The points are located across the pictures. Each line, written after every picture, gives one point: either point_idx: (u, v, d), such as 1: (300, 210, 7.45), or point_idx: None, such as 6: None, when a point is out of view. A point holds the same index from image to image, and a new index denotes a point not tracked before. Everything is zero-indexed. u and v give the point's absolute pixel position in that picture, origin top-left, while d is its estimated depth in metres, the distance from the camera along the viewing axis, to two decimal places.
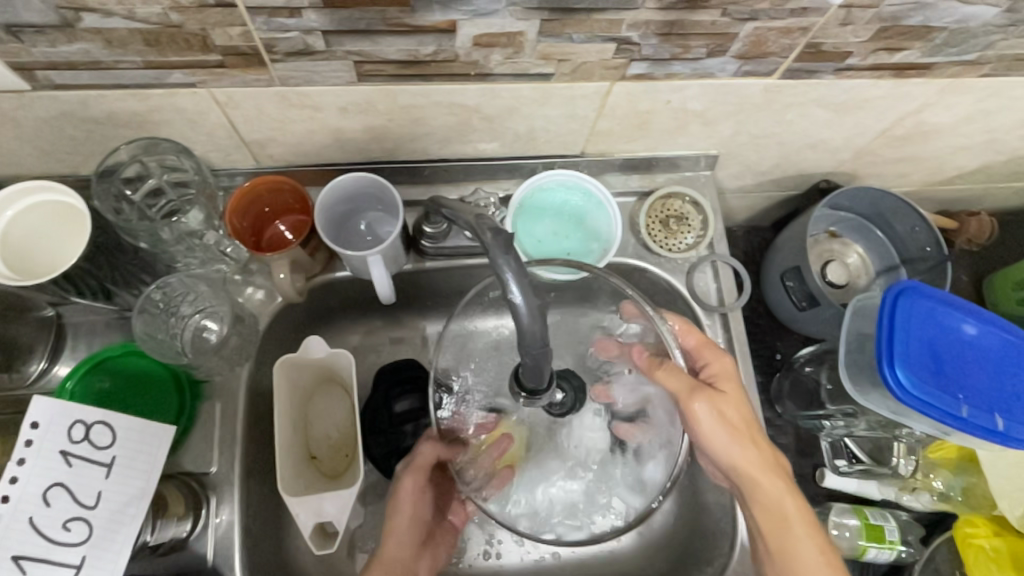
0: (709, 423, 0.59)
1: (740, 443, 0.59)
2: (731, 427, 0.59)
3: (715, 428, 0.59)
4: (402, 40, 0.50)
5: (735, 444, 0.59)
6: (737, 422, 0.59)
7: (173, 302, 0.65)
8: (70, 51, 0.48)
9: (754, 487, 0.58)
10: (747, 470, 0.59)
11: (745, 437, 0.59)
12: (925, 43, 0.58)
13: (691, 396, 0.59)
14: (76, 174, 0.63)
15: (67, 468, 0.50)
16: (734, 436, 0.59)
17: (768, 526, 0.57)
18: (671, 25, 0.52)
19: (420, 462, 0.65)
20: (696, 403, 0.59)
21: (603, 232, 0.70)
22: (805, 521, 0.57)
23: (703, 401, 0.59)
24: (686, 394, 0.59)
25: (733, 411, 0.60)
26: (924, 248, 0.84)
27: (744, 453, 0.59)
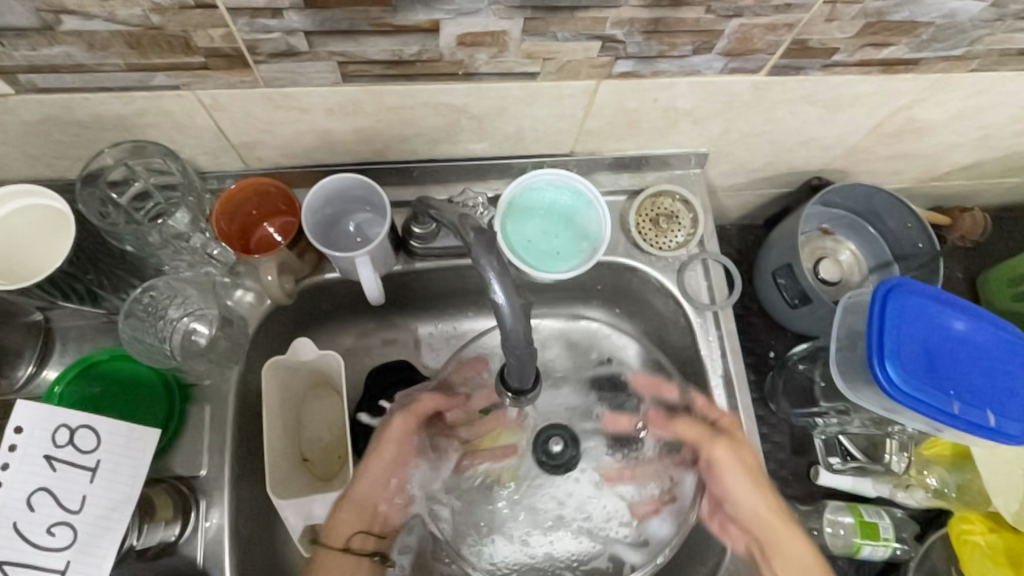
0: (729, 471, 0.64)
1: (756, 487, 0.64)
2: (750, 473, 0.64)
3: (737, 473, 0.64)
4: (386, 41, 0.50)
5: (755, 491, 0.64)
6: (755, 471, 0.64)
7: (160, 306, 0.64)
8: (52, 54, 0.48)
9: (768, 529, 0.63)
10: (765, 517, 0.63)
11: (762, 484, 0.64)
12: (912, 39, 0.58)
13: (715, 441, 0.65)
14: (63, 178, 0.63)
15: (51, 473, 0.50)
16: (755, 483, 0.64)
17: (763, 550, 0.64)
18: (655, 23, 0.52)
19: (416, 407, 0.66)
20: (720, 445, 0.64)
21: (593, 231, 0.69)
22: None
23: (727, 448, 0.64)
24: (707, 438, 0.65)
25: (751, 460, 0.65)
26: (916, 244, 0.84)
27: (761, 496, 0.64)
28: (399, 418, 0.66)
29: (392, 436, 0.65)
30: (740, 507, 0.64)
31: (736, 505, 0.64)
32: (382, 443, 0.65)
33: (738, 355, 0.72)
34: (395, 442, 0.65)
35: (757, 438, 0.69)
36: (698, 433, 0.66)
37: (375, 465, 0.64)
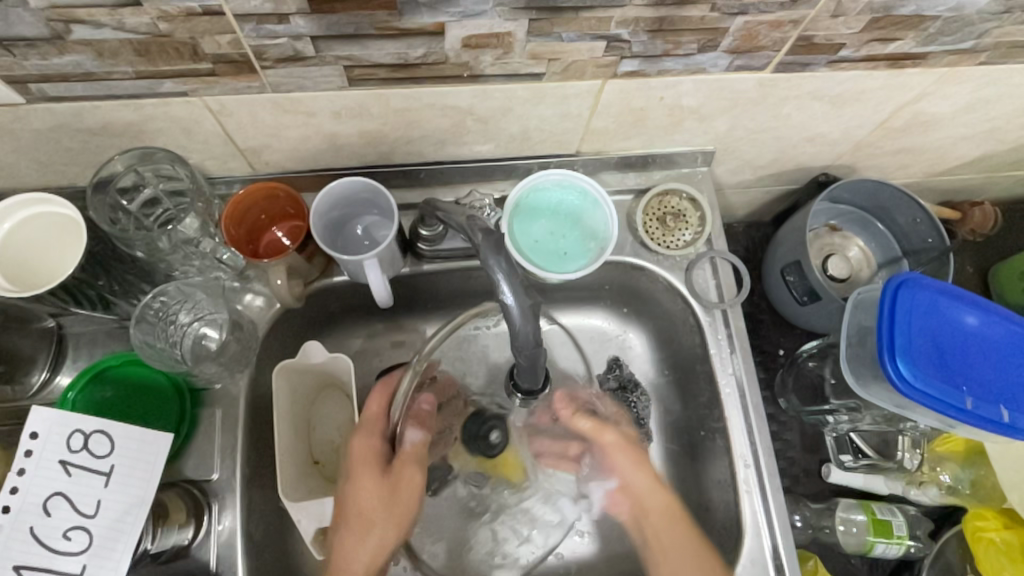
0: (617, 455, 0.64)
1: (639, 471, 0.63)
2: (630, 450, 0.64)
3: (625, 454, 0.64)
4: (391, 44, 0.51)
5: (637, 469, 0.63)
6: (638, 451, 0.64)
7: (171, 311, 0.65)
8: (61, 63, 0.48)
9: (643, 511, 0.62)
10: (644, 498, 0.62)
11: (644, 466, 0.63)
12: (918, 33, 0.57)
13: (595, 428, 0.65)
14: (73, 185, 0.64)
15: (67, 477, 0.50)
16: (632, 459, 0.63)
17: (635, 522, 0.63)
18: (660, 21, 0.52)
19: (415, 452, 0.62)
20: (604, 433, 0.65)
21: (600, 230, 0.69)
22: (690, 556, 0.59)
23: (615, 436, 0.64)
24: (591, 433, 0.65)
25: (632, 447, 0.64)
26: (926, 240, 0.83)
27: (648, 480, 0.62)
28: (410, 476, 0.60)
29: (403, 495, 0.60)
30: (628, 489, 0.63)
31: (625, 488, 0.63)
32: (388, 508, 0.60)
33: (746, 354, 0.72)
34: (408, 503, 0.60)
35: (768, 436, 0.69)
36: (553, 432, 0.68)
37: (385, 533, 0.59)
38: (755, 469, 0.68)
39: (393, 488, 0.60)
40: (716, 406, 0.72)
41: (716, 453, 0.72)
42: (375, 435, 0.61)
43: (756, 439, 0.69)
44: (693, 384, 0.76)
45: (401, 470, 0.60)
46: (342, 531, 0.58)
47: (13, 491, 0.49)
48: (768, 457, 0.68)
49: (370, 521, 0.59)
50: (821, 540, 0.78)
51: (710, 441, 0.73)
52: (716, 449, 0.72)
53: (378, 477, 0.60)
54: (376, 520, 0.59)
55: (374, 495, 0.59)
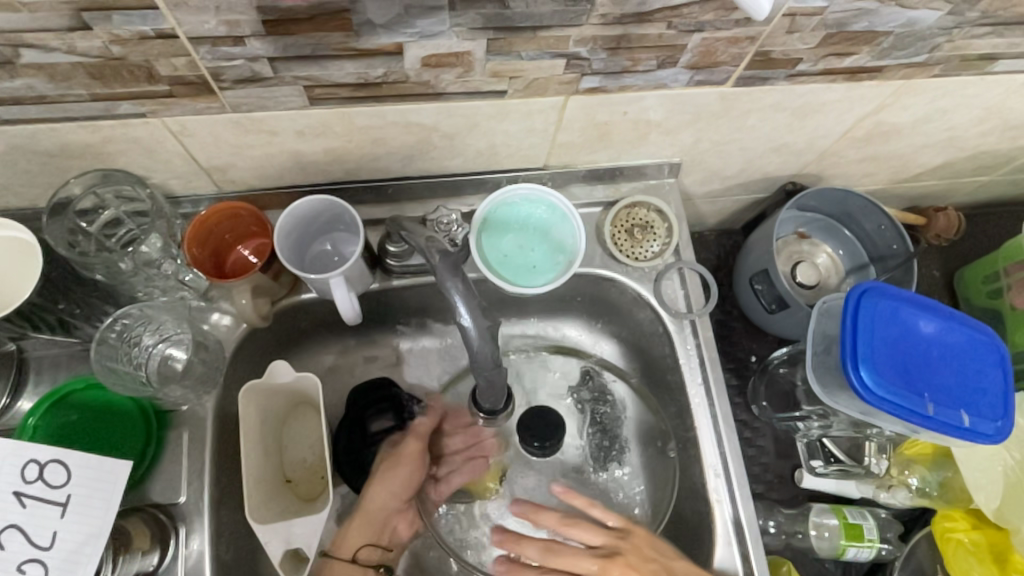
0: None
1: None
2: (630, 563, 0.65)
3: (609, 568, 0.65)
4: (351, 64, 0.50)
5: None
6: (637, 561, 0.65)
7: (134, 334, 0.64)
8: (13, 86, 0.48)
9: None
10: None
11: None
12: (873, 48, 0.58)
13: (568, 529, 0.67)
14: (33, 207, 0.63)
15: (21, 509, 0.49)
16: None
17: None
18: (618, 39, 0.53)
19: (421, 427, 0.74)
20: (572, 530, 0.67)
21: (568, 244, 0.70)
22: None
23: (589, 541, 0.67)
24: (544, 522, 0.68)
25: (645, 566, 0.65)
26: (891, 246, 0.85)
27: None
28: (408, 443, 0.72)
29: (399, 450, 0.72)
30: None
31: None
32: (389, 465, 0.71)
33: (716, 363, 0.72)
34: (405, 461, 0.71)
35: (737, 445, 0.70)
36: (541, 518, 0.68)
37: (383, 487, 0.70)
38: (726, 478, 0.69)
39: (397, 452, 0.72)
40: (687, 416, 0.72)
41: (688, 462, 0.72)
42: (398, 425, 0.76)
43: (725, 448, 0.70)
44: (666, 395, 0.76)
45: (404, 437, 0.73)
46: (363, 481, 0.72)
47: None
48: (738, 467, 0.69)
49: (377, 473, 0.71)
50: (794, 545, 0.79)
51: (682, 450, 0.73)
52: (688, 459, 0.73)
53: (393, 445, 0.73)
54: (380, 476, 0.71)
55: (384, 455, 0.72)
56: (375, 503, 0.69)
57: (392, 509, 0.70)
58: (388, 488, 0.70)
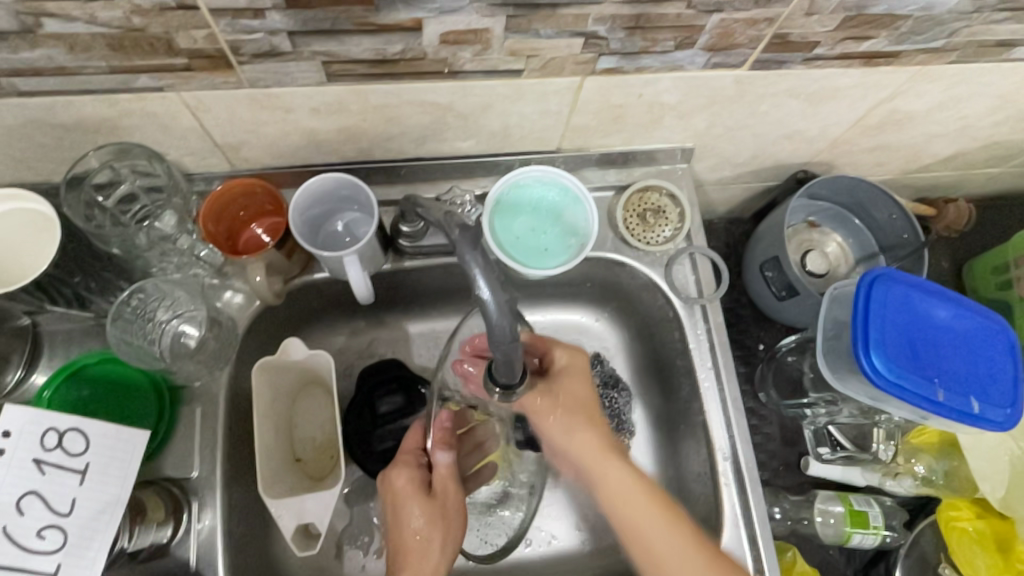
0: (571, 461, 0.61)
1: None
2: (664, 516, 0.56)
3: (645, 514, 0.56)
4: (369, 39, 0.50)
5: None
6: (675, 514, 0.56)
7: (148, 309, 0.64)
8: (33, 56, 0.48)
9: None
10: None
11: (708, 557, 0.54)
12: (891, 32, 0.58)
13: (605, 463, 0.59)
14: (48, 181, 0.63)
15: (41, 476, 0.50)
16: (694, 559, 0.54)
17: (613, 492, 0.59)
18: (637, 19, 0.52)
19: (444, 471, 0.65)
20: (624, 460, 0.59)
21: (580, 227, 0.70)
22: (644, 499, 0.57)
23: (638, 481, 0.58)
24: (601, 458, 0.59)
25: (682, 523, 0.56)
26: (901, 235, 0.85)
27: (686, 557, 0.54)
28: (451, 493, 0.64)
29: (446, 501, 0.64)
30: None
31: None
32: (442, 529, 0.62)
33: (727, 347, 0.73)
34: (458, 513, 0.64)
35: (746, 429, 0.70)
36: (602, 450, 0.60)
37: (445, 548, 0.62)
38: (733, 462, 0.69)
39: (442, 511, 0.63)
40: (696, 400, 0.73)
41: (697, 446, 0.73)
42: (409, 466, 0.65)
43: (734, 432, 0.70)
44: (674, 379, 0.77)
45: (443, 492, 0.64)
46: (405, 555, 0.61)
47: None
48: (747, 452, 0.69)
49: (426, 541, 0.61)
50: (800, 531, 0.79)
51: (688, 433, 0.75)
52: (697, 444, 0.73)
53: (425, 499, 0.63)
54: (432, 543, 0.61)
55: (425, 518, 0.62)
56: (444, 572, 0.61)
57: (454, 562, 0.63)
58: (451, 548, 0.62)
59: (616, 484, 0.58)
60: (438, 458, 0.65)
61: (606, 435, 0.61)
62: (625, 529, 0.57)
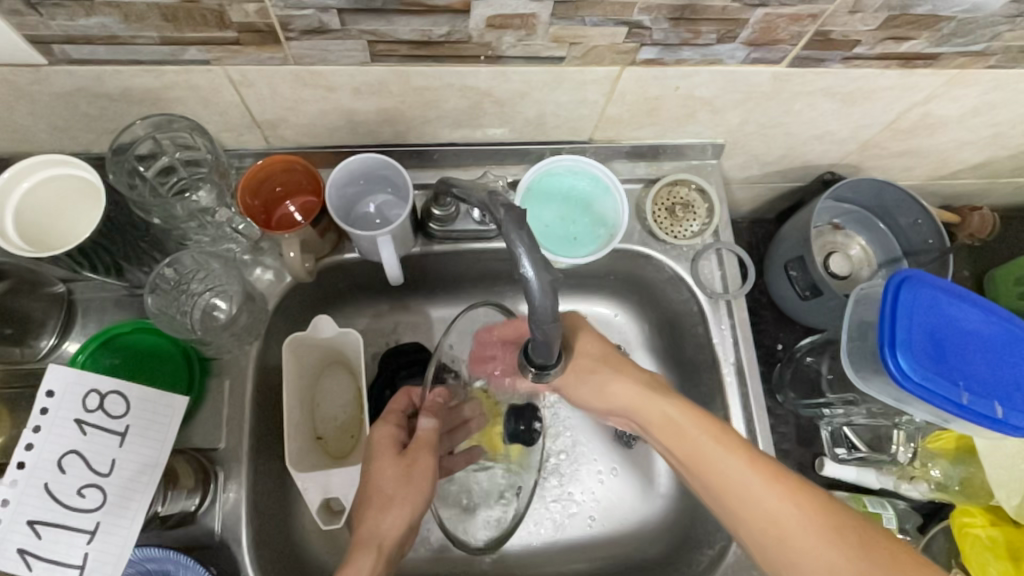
0: (616, 387, 0.63)
1: (786, 514, 0.53)
2: (721, 441, 0.57)
3: (699, 441, 0.58)
4: (417, 20, 0.51)
5: (782, 517, 0.53)
6: (732, 440, 0.57)
7: (184, 280, 0.66)
8: (88, 25, 0.48)
9: (788, 553, 0.52)
10: (793, 539, 0.52)
11: (769, 478, 0.55)
12: (933, 33, 0.58)
13: (649, 400, 0.62)
14: (88, 151, 0.64)
15: (82, 436, 0.53)
16: (756, 480, 0.55)
17: (670, 441, 0.60)
18: (683, 10, 0.53)
19: (421, 437, 0.64)
20: (667, 394, 0.62)
21: (610, 217, 0.71)
22: (705, 428, 0.58)
23: (685, 411, 0.60)
24: (644, 396, 0.62)
25: (740, 446, 0.57)
26: (927, 240, 0.84)
27: (755, 488, 0.55)
28: (422, 460, 0.63)
29: (417, 466, 0.63)
30: (740, 522, 0.55)
31: (731, 516, 0.56)
32: (405, 491, 0.62)
33: (750, 344, 0.73)
34: (423, 483, 0.63)
35: (767, 425, 0.70)
36: (640, 393, 0.62)
37: (402, 511, 0.61)
38: None
39: (410, 471, 0.63)
40: (719, 395, 0.74)
41: None
42: (392, 424, 0.65)
43: (755, 427, 0.70)
44: (696, 372, 0.78)
45: (415, 455, 0.63)
46: (367, 507, 0.61)
47: (28, 448, 0.51)
48: (767, 448, 0.70)
49: (389, 500, 0.61)
50: None
51: None
52: None
53: (395, 460, 0.63)
54: (394, 501, 0.62)
55: (393, 475, 0.62)
56: (395, 534, 0.61)
57: (410, 530, 0.62)
58: (407, 511, 0.62)
59: (665, 416, 0.60)
60: (420, 423, 0.65)
61: (642, 377, 0.63)
62: (686, 462, 0.59)
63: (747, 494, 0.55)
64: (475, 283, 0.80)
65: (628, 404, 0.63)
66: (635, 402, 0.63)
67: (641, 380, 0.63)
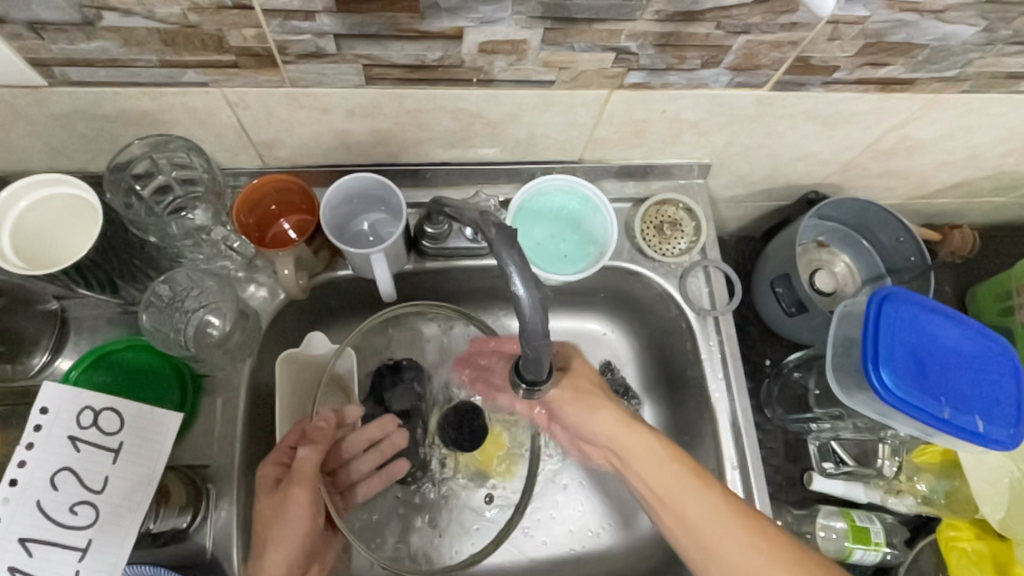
0: (603, 413, 0.64)
1: (752, 549, 0.55)
2: (697, 477, 0.59)
3: (677, 478, 0.59)
4: (411, 46, 0.52)
5: (749, 552, 0.55)
6: (706, 475, 0.60)
7: (178, 297, 0.66)
8: (88, 48, 0.49)
9: None
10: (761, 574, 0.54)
11: (740, 515, 0.57)
12: (908, 60, 0.60)
13: (632, 429, 0.64)
14: (84, 170, 0.65)
15: (76, 453, 0.54)
16: (727, 515, 0.57)
17: (647, 475, 0.61)
18: (668, 37, 0.55)
19: (302, 471, 0.63)
20: (645, 428, 0.63)
21: (599, 236, 0.73)
22: (679, 459, 0.61)
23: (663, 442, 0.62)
24: (624, 429, 0.64)
25: (715, 483, 0.59)
26: (909, 258, 0.86)
27: (725, 521, 0.56)
28: (295, 494, 0.61)
29: (294, 504, 0.61)
30: (707, 553, 0.57)
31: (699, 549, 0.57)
32: (282, 526, 0.60)
33: (737, 359, 0.75)
34: (298, 519, 0.61)
35: (754, 439, 0.72)
36: (621, 423, 0.64)
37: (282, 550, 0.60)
38: (741, 470, 0.71)
39: (283, 507, 0.61)
40: (707, 409, 0.75)
41: (706, 453, 0.75)
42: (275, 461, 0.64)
43: (743, 442, 0.72)
44: (683, 389, 0.79)
45: (286, 489, 0.61)
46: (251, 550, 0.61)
47: (21, 465, 0.52)
48: (754, 463, 0.71)
49: (267, 538, 0.60)
50: None
51: (695, 442, 0.77)
52: (705, 450, 0.76)
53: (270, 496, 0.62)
54: (271, 540, 0.60)
55: (269, 512, 0.61)
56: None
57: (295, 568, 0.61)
58: (288, 548, 0.60)
59: (644, 446, 0.62)
60: (297, 454, 0.64)
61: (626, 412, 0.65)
62: (662, 494, 0.60)
63: (716, 530, 0.56)
64: (468, 300, 0.81)
65: (609, 432, 0.64)
66: (614, 432, 0.64)
67: (626, 414, 0.64)
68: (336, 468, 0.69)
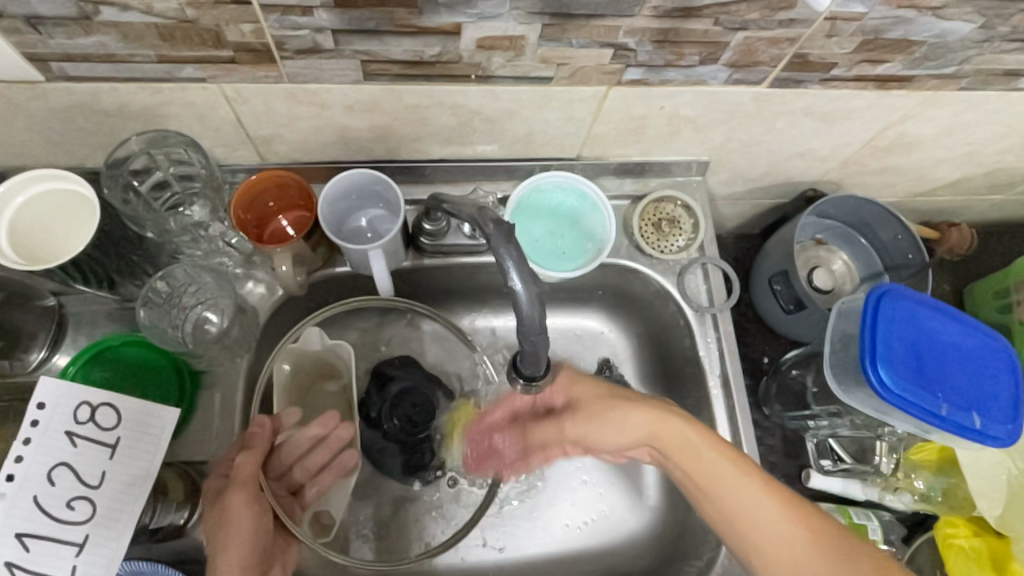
0: (619, 412, 0.63)
1: (799, 540, 0.55)
2: (737, 464, 0.58)
3: (717, 467, 0.58)
4: (409, 41, 0.52)
5: (798, 545, 0.55)
6: (745, 462, 0.59)
7: (176, 294, 0.67)
8: (86, 43, 0.49)
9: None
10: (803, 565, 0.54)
11: (784, 503, 0.56)
12: (906, 56, 0.60)
13: (667, 423, 0.61)
14: (82, 166, 0.65)
15: (72, 448, 0.54)
16: (771, 504, 0.56)
17: (687, 466, 0.60)
18: (665, 33, 0.55)
19: (241, 475, 0.59)
20: (681, 418, 0.61)
21: (597, 233, 0.73)
22: (717, 448, 0.59)
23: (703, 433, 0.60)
24: (659, 423, 0.61)
25: (753, 471, 0.58)
26: (906, 255, 0.86)
27: (770, 512, 0.56)
28: (234, 498, 0.57)
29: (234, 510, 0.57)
30: (747, 542, 0.57)
31: (740, 540, 0.57)
32: (225, 536, 0.56)
33: (735, 357, 0.75)
34: (247, 524, 0.57)
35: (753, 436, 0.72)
36: (655, 417, 0.62)
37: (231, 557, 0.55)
38: None
39: (225, 517, 0.57)
40: (705, 406, 0.75)
41: None
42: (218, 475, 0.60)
43: (742, 440, 0.72)
44: (682, 387, 0.79)
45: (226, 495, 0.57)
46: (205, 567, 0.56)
47: (18, 460, 0.52)
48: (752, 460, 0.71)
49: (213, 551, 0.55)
50: None
51: None
52: None
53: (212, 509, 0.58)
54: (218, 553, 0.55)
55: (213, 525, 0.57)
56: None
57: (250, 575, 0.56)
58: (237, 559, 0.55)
59: (683, 438, 0.60)
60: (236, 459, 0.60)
61: (654, 403, 0.63)
62: (701, 486, 0.59)
63: (757, 520, 0.56)
64: (466, 297, 0.81)
65: (644, 429, 0.62)
66: (648, 426, 0.62)
67: (657, 410, 0.62)
68: (283, 473, 0.67)
